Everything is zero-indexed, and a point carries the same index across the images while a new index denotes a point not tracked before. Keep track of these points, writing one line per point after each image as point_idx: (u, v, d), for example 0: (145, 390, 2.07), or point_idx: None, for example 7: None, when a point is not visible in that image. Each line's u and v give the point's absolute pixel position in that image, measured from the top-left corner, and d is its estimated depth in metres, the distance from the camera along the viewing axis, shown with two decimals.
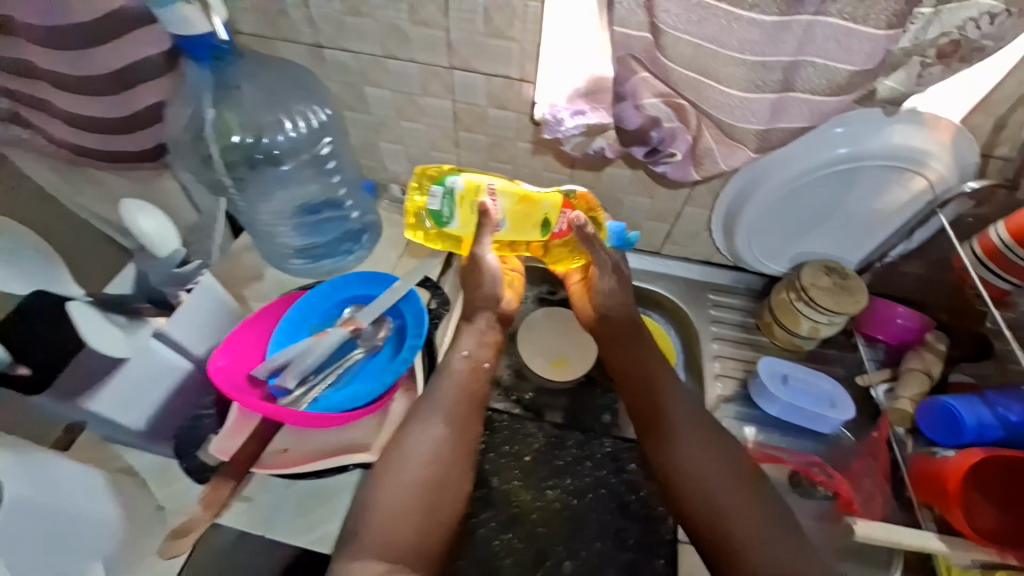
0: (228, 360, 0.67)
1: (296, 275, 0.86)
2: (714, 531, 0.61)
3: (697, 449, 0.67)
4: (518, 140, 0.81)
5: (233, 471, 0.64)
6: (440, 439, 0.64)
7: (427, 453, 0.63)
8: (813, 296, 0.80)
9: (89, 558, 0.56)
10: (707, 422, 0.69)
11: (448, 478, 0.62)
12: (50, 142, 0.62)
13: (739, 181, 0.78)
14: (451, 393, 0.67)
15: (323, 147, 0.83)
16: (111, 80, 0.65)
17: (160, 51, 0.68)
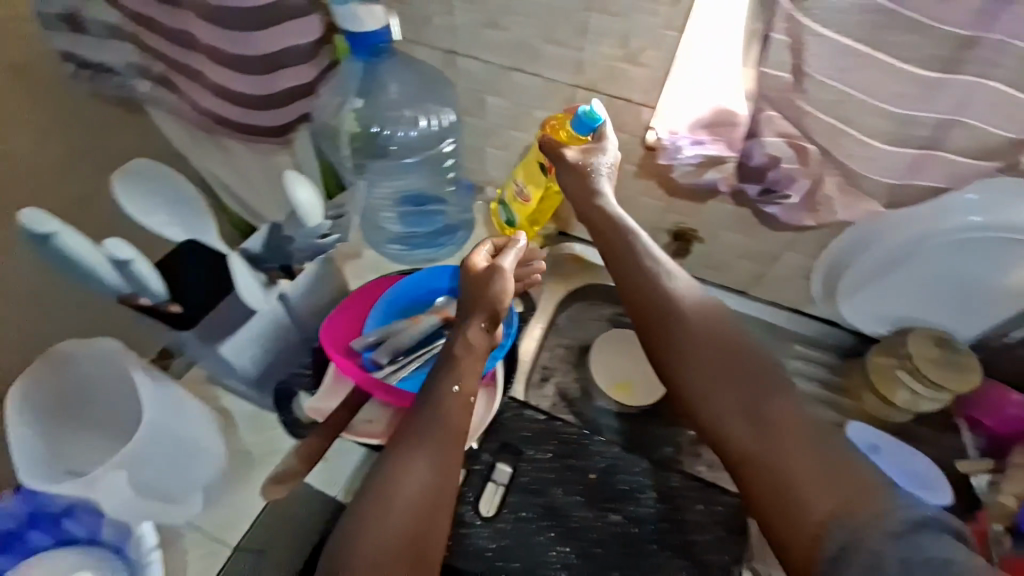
0: (336, 331, 0.71)
1: (392, 260, 0.92)
2: (772, 505, 0.51)
3: (776, 454, 0.53)
4: (624, 162, 0.82)
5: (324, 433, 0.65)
6: (422, 483, 0.51)
7: (405, 487, 0.51)
8: (920, 368, 0.76)
9: (193, 488, 0.64)
10: (763, 400, 0.56)
11: (432, 530, 0.50)
12: (197, 109, 0.74)
13: (852, 235, 0.74)
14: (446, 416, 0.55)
15: (444, 146, 0.88)
16: (259, 62, 0.68)
17: (310, 41, 0.70)
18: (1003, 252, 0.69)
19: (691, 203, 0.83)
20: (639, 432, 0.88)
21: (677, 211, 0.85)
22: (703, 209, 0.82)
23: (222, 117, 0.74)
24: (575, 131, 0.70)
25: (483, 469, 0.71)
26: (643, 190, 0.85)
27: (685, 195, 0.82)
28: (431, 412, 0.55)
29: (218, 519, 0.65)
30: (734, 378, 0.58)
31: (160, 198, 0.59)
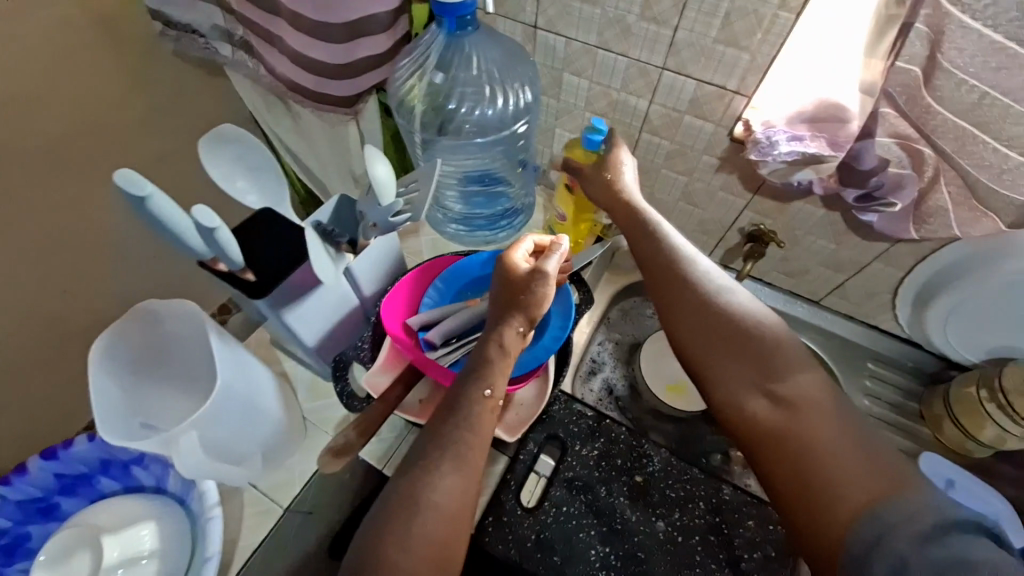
0: (393, 307, 0.71)
1: (451, 240, 0.89)
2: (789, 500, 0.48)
3: (795, 456, 0.49)
4: (705, 153, 0.77)
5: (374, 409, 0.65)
6: (450, 489, 0.51)
7: (432, 490, 0.50)
8: (1013, 402, 0.68)
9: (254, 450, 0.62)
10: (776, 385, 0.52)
11: (458, 537, 0.50)
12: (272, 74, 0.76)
13: (961, 250, 0.67)
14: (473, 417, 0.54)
15: (518, 126, 0.85)
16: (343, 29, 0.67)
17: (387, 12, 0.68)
18: None
19: (773, 202, 0.77)
20: (686, 436, 0.85)
21: (756, 210, 0.80)
22: (786, 210, 0.77)
23: (298, 84, 0.75)
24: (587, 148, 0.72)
25: (528, 459, 0.71)
26: (722, 185, 0.80)
27: (768, 192, 0.76)
28: (458, 412, 0.54)
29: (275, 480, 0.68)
30: (753, 377, 0.54)
31: (240, 164, 0.58)
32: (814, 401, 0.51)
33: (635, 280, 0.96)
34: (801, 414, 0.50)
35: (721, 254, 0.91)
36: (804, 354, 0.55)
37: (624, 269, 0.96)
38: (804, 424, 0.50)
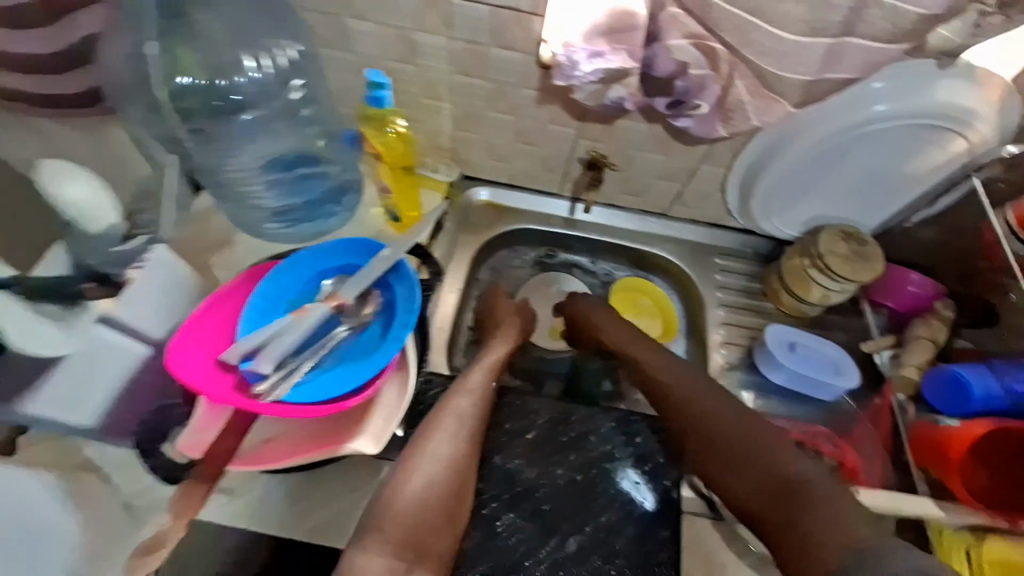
0: (199, 347, 0.62)
1: (275, 241, 0.76)
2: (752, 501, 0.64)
3: (736, 456, 0.66)
4: (523, 87, 0.71)
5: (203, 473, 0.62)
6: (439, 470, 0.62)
7: (430, 473, 0.62)
8: (828, 264, 0.76)
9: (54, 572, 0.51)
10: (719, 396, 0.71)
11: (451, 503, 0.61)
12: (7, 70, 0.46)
13: (770, 135, 0.69)
14: (463, 413, 0.67)
15: (294, 92, 0.70)
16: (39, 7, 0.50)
17: None
18: (908, 138, 0.67)
19: (601, 125, 0.75)
20: (576, 374, 0.87)
21: (588, 136, 0.77)
22: (615, 131, 0.75)
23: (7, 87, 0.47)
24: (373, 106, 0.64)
25: None
26: (550, 117, 0.75)
27: (594, 117, 0.74)
28: (453, 417, 0.66)
29: None
30: (678, 385, 0.73)
31: None
32: (733, 415, 0.69)
33: (489, 237, 0.91)
34: (731, 424, 0.68)
35: (570, 188, 0.89)
36: (705, 379, 0.74)
37: (478, 224, 0.91)
38: (737, 433, 0.68)
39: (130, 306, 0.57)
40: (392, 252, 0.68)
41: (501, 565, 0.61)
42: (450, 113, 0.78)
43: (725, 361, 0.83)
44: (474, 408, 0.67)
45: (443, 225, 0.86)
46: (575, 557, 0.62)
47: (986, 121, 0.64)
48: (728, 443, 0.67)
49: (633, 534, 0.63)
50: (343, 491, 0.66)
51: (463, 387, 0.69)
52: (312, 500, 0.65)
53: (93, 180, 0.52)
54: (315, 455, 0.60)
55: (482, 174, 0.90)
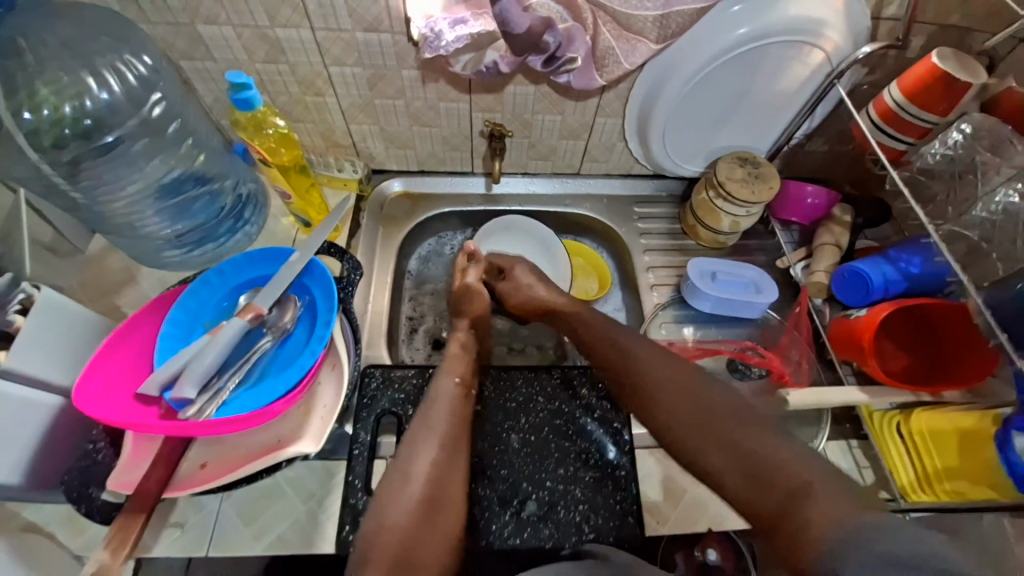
0: (102, 384, 0.55)
1: (177, 269, 0.73)
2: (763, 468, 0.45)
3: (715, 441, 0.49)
4: (402, 68, 0.71)
5: (138, 506, 0.52)
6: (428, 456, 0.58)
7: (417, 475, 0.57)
8: (729, 191, 0.78)
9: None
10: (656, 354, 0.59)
11: None
12: None
13: (649, 74, 0.72)
14: (445, 421, 0.60)
15: (153, 107, 0.65)
16: None
17: None
18: (775, 56, 0.70)
19: (490, 94, 0.75)
20: (522, 343, 0.87)
21: (481, 108, 0.78)
22: (505, 98, 0.76)
23: None
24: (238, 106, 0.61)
25: (365, 451, 0.62)
26: (438, 95, 0.75)
27: (480, 87, 0.74)
28: (429, 423, 0.59)
29: None
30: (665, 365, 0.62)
31: None
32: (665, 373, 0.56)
33: (409, 228, 0.89)
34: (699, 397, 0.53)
35: (480, 164, 0.89)
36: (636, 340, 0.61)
37: (398, 216, 0.90)
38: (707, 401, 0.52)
39: (24, 353, 0.51)
40: (302, 254, 0.65)
41: (468, 539, 0.60)
42: (339, 108, 0.77)
43: (657, 301, 0.85)
44: (457, 414, 0.61)
45: (360, 223, 0.85)
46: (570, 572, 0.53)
47: (834, 28, 0.67)
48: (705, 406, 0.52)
49: (590, 480, 0.64)
50: (297, 502, 0.62)
51: (435, 398, 0.61)
52: (266, 517, 0.60)
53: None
54: (257, 467, 0.55)
55: (391, 165, 0.89)
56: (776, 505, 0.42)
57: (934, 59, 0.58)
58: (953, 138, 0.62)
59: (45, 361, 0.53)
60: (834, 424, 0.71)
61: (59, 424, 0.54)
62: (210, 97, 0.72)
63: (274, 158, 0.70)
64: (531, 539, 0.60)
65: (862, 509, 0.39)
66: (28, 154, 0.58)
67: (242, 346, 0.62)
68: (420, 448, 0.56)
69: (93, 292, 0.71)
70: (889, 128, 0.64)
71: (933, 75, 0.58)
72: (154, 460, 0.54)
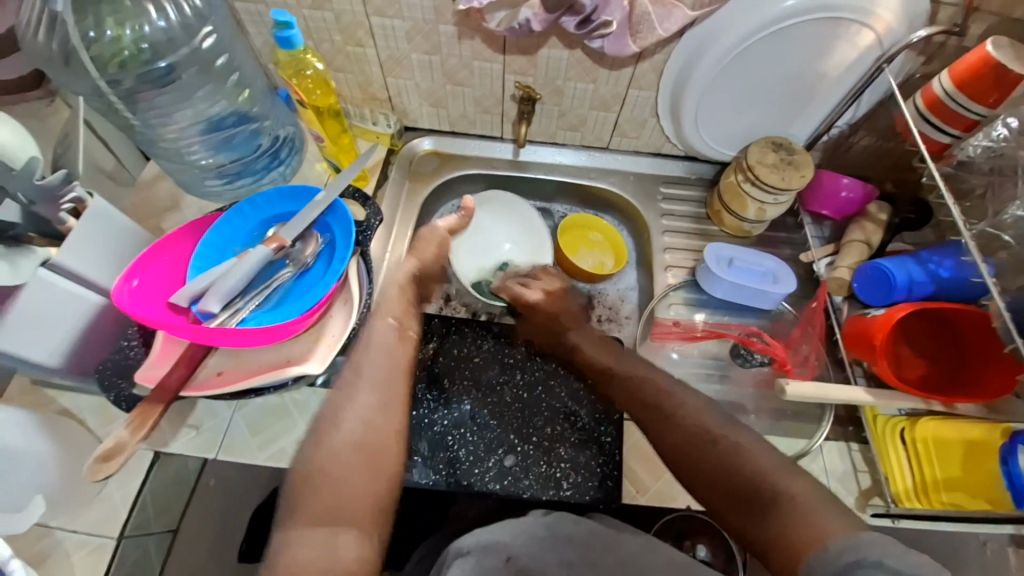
0: (140, 283, 0.61)
1: (216, 198, 0.79)
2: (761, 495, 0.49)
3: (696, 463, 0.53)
4: (439, 23, 0.72)
5: (159, 395, 0.59)
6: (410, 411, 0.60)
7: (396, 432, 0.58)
8: (758, 175, 0.76)
9: (32, 489, 0.56)
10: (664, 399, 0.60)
11: None
12: None
13: (686, 44, 0.70)
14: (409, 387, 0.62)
15: (204, 39, 0.69)
16: None
17: None
18: (822, 33, 0.67)
19: (524, 56, 0.75)
20: None
21: (514, 70, 0.78)
22: (539, 61, 0.76)
23: None
24: (280, 47, 0.67)
25: None
26: (473, 54, 0.76)
27: (515, 48, 0.74)
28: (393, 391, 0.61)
29: (95, 517, 0.60)
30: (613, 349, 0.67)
31: None
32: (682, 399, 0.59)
33: (435, 184, 0.91)
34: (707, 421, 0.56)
35: (509, 129, 0.89)
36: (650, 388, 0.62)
37: (425, 172, 0.92)
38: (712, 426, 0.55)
39: (73, 250, 0.57)
40: (327, 194, 0.68)
41: (451, 476, 0.63)
42: (377, 60, 0.79)
43: (670, 282, 0.84)
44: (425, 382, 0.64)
45: (387, 175, 0.88)
46: (523, 545, 0.54)
47: (888, 6, 0.64)
48: (686, 429, 0.56)
49: (576, 440, 0.65)
50: (299, 423, 0.66)
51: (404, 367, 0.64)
52: (271, 431, 0.65)
53: (14, 124, 0.53)
54: (265, 380, 0.60)
55: (422, 123, 0.91)
56: (776, 527, 0.47)
57: (988, 48, 0.58)
58: (998, 131, 0.59)
59: (91, 261, 0.59)
60: (835, 423, 0.69)
61: (98, 321, 0.61)
62: (259, 39, 0.77)
63: (308, 99, 0.76)
64: (510, 486, 0.62)
65: (862, 534, 0.43)
66: (90, 72, 0.63)
67: (264, 273, 0.67)
68: (357, 394, 0.59)
69: (141, 212, 0.77)
70: (934, 118, 0.63)
71: (986, 64, 0.58)
72: (176, 361, 0.61)
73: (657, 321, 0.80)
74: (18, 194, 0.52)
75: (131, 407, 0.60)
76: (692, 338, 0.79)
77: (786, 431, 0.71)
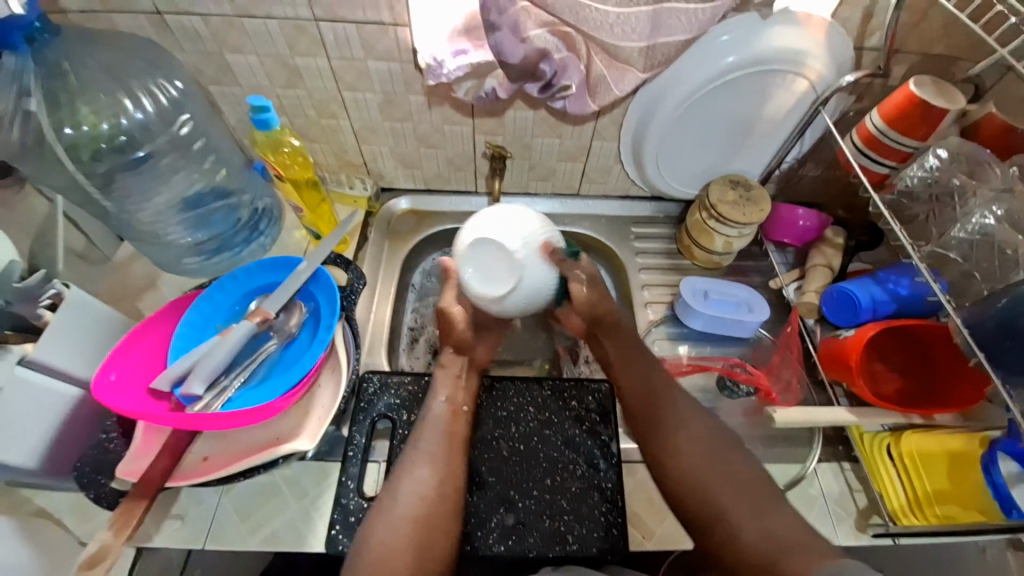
0: (119, 374, 0.60)
1: (194, 275, 0.78)
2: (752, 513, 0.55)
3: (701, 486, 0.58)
4: (409, 93, 0.76)
5: (144, 490, 0.57)
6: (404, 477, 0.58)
7: None
8: (721, 211, 0.80)
9: None
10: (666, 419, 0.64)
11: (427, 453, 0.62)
12: None
13: (641, 101, 0.76)
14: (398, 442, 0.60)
15: (182, 126, 0.72)
16: None
17: None
18: (761, 83, 0.74)
19: (492, 118, 0.80)
20: (527, 340, 0.87)
21: (483, 131, 0.82)
22: (506, 121, 0.80)
23: None
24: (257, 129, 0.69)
25: (359, 453, 0.65)
26: (443, 119, 0.80)
27: (482, 112, 0.79)
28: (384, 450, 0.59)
29: None
30: (643, 382, 0.67)
31: None
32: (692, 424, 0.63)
33: (414, 242, 0.93)
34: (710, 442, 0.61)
35: (483, 183, 0.93)
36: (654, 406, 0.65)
37: (404, 231, 0.94)
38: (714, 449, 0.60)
39: (49, 345, 0.55)
40: (309, 262, 0.69)
41: (454, 543, 0.61)
42: (351, 129, 0.82)
43: (652, 318, 0.86)
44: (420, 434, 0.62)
45: (366, 237, 0.89)
46: None
47: (816, 59, 0.71)
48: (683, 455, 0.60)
49: (577, 490, 0.65)
50: (291, 501, 0.64)
51: None
52: (262, 513, 0.63)
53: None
54: (255, 461, 0.59)
55: (398, 184, 0.93)
56: None
57: (911, 87, 0.64)
58: (931, 161, 0.65)
59: (69, 353, 0.58)
60: (826, 445, 0.71)
61: (74, 415, 0.59)
62: (235, 118, 0.79)
63: (286, 173, 0.78)
64: (516, 547, 0.61)
65: None
66: (65, 164, 0.65)
67: (248, 348, 0.66)
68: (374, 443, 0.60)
69: (116, 294, 0.76)
70: (871, 152, 0.70)
71: (911, 102, 0.64)
72: (160, 450, 0.59)
73: None
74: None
75: (113, 503, 0.58)
76: (679, 373, 0.81)
77: (780, 457, 0.72)
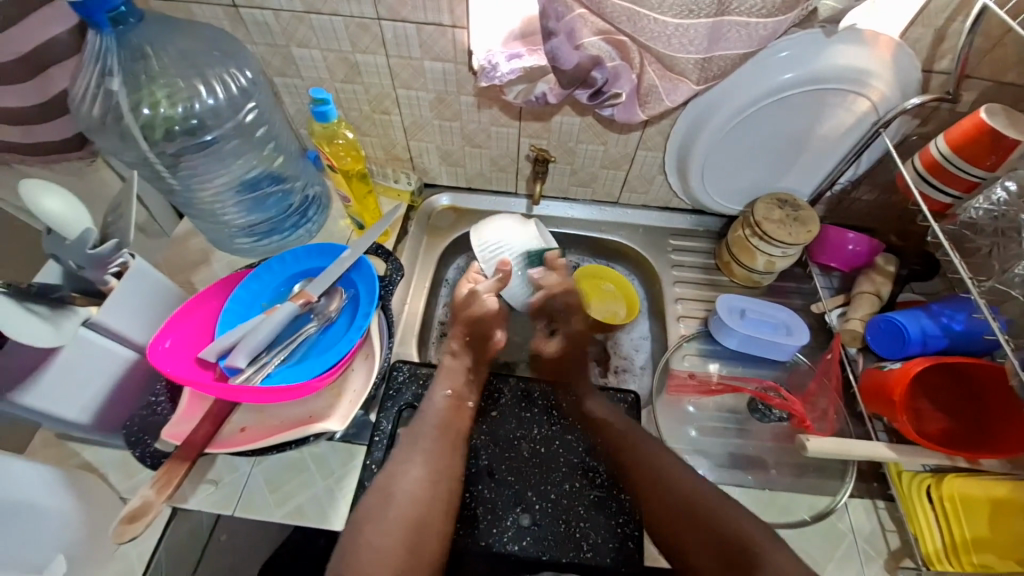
0: (172, 342, 0.64)
1: (244, 255, 0.83)
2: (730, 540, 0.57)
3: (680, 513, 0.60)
4: (460, 94, 0.78)
5: (186, 453, 0.61)
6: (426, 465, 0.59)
7: None
8: (766, 230, 0.78)
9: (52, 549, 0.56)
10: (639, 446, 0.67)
11: None
12: None
13: (690, 113, 0.75)
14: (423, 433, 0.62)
15: (247, 113, 0.75)
16: None
17: (67, 29, 0.63)
18: (818, 102, 0.72)
19: (539, 122, 0.81)
20: None
21: (528, 134, 0.83)
22: (551, 126, 0.81)
23: None
24: (316, 120, 0.72)
25: (384, 439, 0.67)
26: (491, 120, 0.82)
27: (530, 115, 0.80)
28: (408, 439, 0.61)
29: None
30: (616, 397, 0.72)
31: None
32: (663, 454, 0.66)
33: (451, 238, 0.95)
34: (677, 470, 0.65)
35: (523, 185, 0.94)
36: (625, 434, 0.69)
37: (443, 227, 0.96)
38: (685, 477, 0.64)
39: (112, 309, 0.60)
40: (353, 250, 0.72)
41: (469, 537, 0.62)
42: (402, 125, 0.85)
43: (683, 333, 0.85)
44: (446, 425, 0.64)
45: (405, 230, 0.92)
46: None
47: (881, 78, 0.68)
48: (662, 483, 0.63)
49: (595, 498, 0.65)
50: (317, 478, 0.66)
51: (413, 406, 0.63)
52: (290, 486, 0.66)
53: (71, 197, 0.57)
54: (287, 437, 0.61)
55: (441, 180, 0.96)
56: None
57: (981, 115, 0.61)
58: (997, 194, 0.62)
59: (128, 318, 0.62)
60: (858, 480, 0.68)
61: (127, 377, 0.63)
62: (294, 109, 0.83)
63: (339, 164, 0.80)
64: (529, 548, 0.61)
65: None
66: (139, 142, 0.70)
67: (290, 327, 0.69)
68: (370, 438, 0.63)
69: (173, 267, 0.81)
70: (935, 180, 0.67)
71: (980, 130, 0.61)
72: (202, 417, 0.62)
73: (672, 373, 0.80)
74: (69, 260, 0.57)
75: (156, 463, 0.61)
76: (708, 391, 0.79)
77: (808, 487, 0.70)
